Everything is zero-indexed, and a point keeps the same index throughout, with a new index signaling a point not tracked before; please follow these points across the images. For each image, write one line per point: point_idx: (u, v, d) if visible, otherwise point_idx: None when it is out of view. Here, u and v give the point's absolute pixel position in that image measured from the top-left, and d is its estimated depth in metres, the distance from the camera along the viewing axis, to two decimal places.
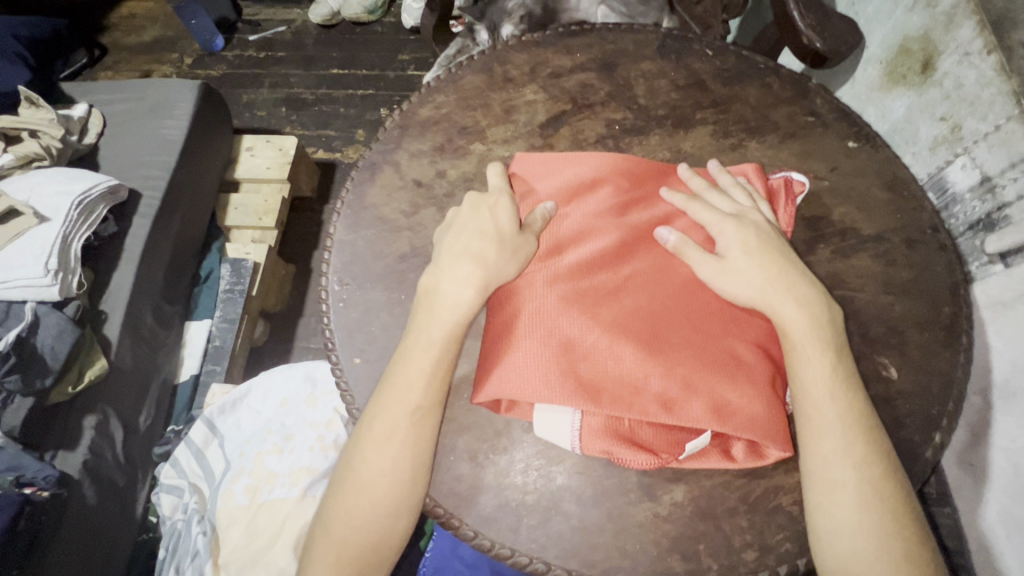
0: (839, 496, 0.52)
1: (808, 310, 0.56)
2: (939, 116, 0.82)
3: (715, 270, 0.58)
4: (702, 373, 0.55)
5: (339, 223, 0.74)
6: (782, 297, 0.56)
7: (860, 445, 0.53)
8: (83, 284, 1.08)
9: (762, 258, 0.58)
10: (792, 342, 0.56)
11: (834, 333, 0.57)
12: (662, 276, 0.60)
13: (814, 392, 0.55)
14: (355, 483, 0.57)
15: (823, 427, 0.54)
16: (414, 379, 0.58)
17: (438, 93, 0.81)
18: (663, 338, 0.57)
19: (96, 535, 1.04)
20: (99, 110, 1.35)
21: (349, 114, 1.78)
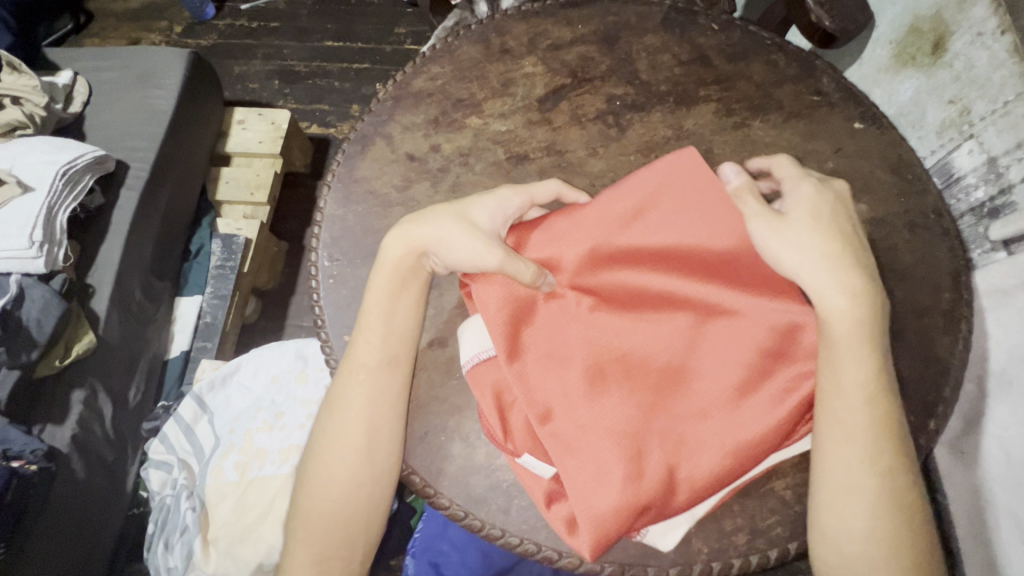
0: (855, 502, 0.50)
1: (857, 303, 0.52)
2: (948, 99, 0.80)
3: (771, 228, 0.54)
4: (600, 439, 0.52)
5: (329, 196, 0.72)
6: (825, 282, 0.52)
7: (885, 452, 0.50)
8: (70, 257, 1.05)
9: (822, 243, 0.53)
10: (831, 338, 0.52)
11: (877, 334, 0.52)
12: (669, 347, 0.55)
13: (849, 396, 0.51)
14: (342, 460, 0.57)
15: (851, 434, 0.50)
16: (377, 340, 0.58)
17: (434, 64, 0.78)
18: (602, 362, 0.55)
19: (84, 509, 1.04)
20: (84, 77, 1.30)
21: (343, 88, 1.73)
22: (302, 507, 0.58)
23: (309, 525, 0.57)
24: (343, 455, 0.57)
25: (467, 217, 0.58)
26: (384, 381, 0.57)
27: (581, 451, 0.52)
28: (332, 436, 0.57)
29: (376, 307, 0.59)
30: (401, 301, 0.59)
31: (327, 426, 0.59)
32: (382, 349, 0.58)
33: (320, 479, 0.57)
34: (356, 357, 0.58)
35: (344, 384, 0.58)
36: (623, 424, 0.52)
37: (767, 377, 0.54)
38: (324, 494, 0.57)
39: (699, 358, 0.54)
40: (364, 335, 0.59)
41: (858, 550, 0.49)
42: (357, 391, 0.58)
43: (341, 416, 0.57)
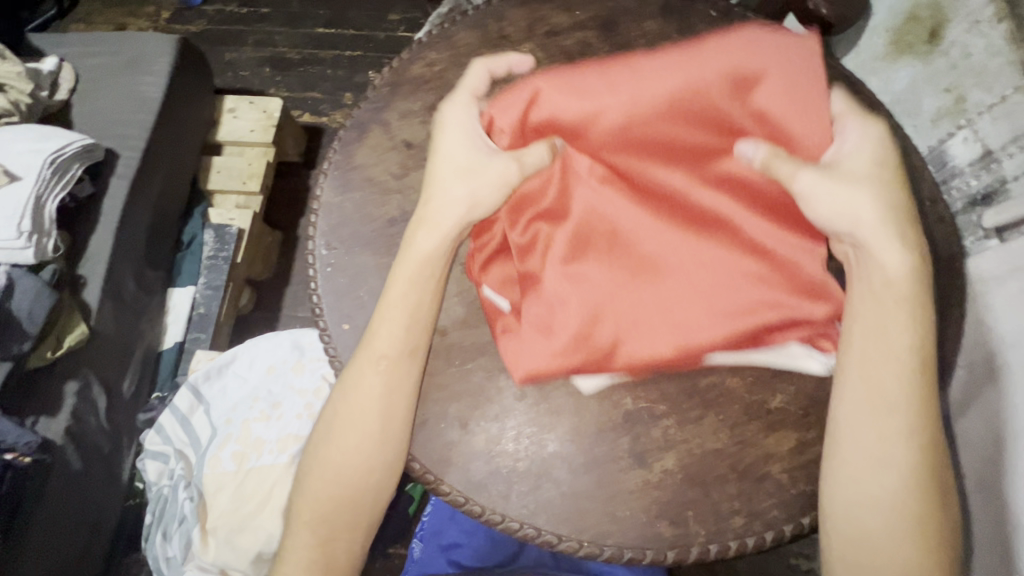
0: (882, 472, 0.50)
1: (910, 268, 0.54)
2: (944, 88, 0.80)
3: (811, 181, 0.55)
4: (572, 290, 0.58)
5: (326, 183, 0.71)
6: (878, 243, 0.54)
7: (920, 426, 0.51)
8: (60, 247, 1.04)
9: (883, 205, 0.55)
10: (889, 299, 0.53)
11: (923, 310, 0.53)
12: (659, 232, 0.59)
13: (894, 364, 0.52)
14: (358, 445, 0.56)
15: (885, 403, 0.51)
16: (391, 327, 0.58)
17: (431, 50, 0.77)
18: (590, 233, 0.60)
19: (80, 500, 1.03)
20: (71, 64, 1.27)
21: (336, 76, 1.71)
22: (310, 490, 0.57)
23: (317, 509, 0.57)
24: (357, 440, 0.56)
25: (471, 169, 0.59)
26: (406, 369, 0.58)
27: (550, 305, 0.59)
28: (346, 420, 0.57)
29: (391, 288, 0.59)
30: (426, 283, 0.59)
31: (339, 409, 0.58)
32: (401, 338, 0.58)
33: (331, 464, 0.57)
34: (383, 331, 0.58)
35: (362, 365, 0.58)
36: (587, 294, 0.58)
37: (743, 292, 0.58)
38: (336, 481, 0.57)
39: (678, 254, 0.59)
40: (390, 314, 0.58)
41: (872, 520, 0.50)
42: (382, 374, 0.57)
43: (358, 399, 0.57)
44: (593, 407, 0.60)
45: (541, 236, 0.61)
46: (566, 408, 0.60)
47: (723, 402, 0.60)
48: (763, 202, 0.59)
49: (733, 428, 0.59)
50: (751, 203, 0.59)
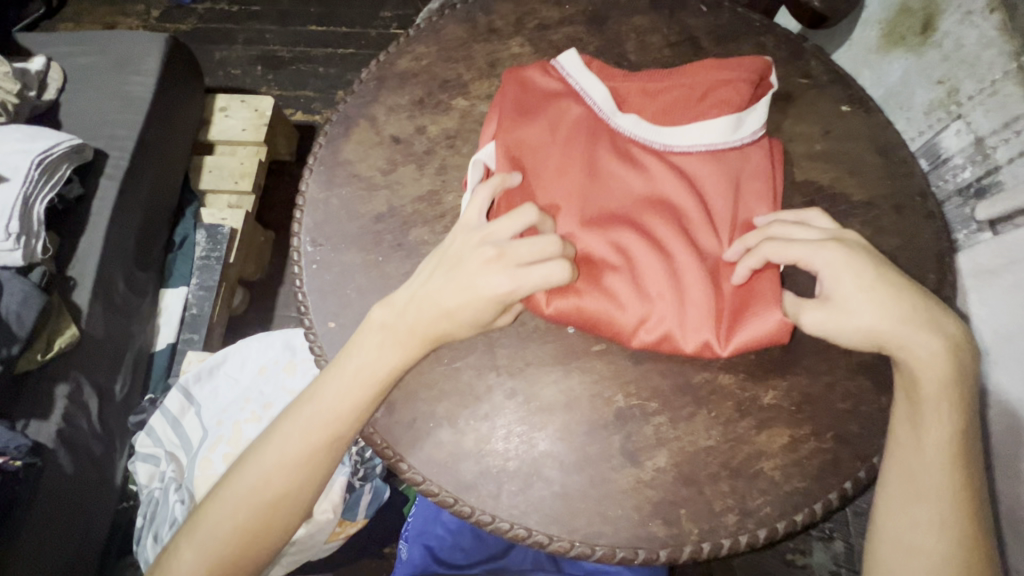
0: (926, 554, 0.51)
1: (945, 361, 0.52)
2: (936, 80, 0.79)
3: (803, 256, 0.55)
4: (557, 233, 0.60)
5: (312, 181, 0.70)
6: (881, 303, 0.52)
7: (958, 508, 0.51)
8: (49, 249, 1.03)
9: (900, 293, 0.53)
10: (924, 398, 0.53)
11: (956, 400, 0.53)
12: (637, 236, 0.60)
13: (929, 457, 0.52)
14: (306, 470, 0.56)
15: (925, 497, 0.52)
16: (363, 375, 0.56)
17: (418, 44, 0.76)
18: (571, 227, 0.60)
19: (73, 503, 1.02)
20: (59, 64, 1.25)
21: (328, 74, 1.69)
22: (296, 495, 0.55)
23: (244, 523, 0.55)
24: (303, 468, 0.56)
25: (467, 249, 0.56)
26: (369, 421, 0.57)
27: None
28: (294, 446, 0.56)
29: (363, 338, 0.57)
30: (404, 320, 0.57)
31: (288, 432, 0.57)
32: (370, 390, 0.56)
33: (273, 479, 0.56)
34: (347, 373, 0.56)
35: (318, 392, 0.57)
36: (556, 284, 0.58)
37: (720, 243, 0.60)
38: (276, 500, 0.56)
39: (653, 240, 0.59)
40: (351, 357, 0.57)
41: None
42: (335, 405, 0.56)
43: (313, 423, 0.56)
44: (584, 405, 0.59)
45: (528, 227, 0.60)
46: (557, 406, 0.59)
47: (715, 399, 0.59)
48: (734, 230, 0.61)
49: (725, 425, 0.58)
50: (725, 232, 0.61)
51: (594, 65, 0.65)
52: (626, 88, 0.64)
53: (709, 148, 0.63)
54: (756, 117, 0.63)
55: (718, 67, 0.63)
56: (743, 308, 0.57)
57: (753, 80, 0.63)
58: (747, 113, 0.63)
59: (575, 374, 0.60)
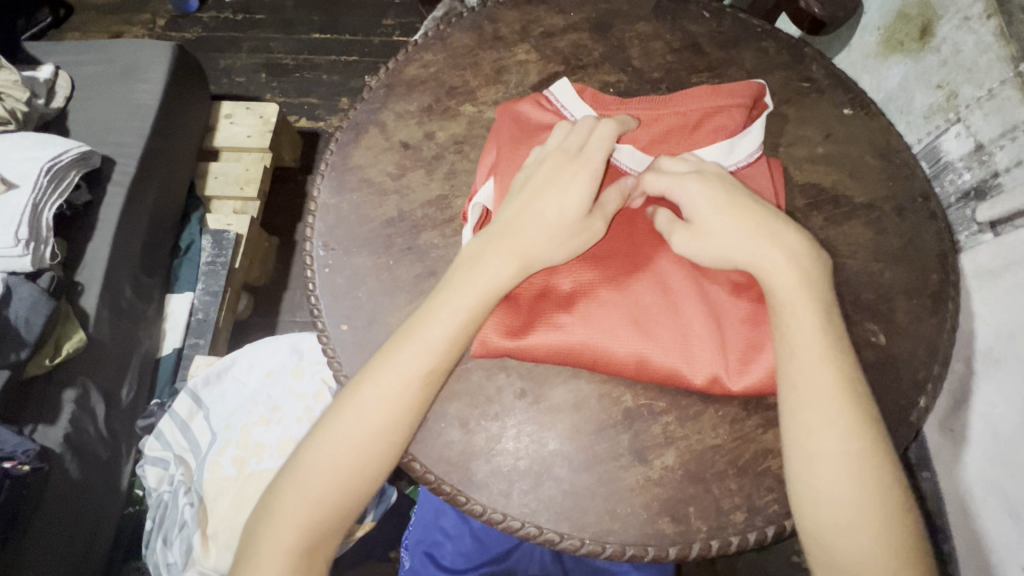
0: (829, 464, 0.51)
1: (802, 280, 0.55)
2: (935, 84, 0.81)
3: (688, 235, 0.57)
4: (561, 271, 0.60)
5: (323, 186, 0.72)
6: (764, 249, 0.55)
7: (858, 419, 0.51)
8: (57, 254, 1.04)
9: (747, 215, 0.56)
10: (784, 304, 0.54)
11: (813, 303, 0.54)
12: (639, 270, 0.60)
13: (806, 361, 0.53)
14: (356, 461, 0.55)
15: (820, 404, 0.52)
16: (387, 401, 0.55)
17: (426, 52, 0.77)
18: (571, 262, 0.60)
19: (81, 507, 1.03)
20: (67, 72, 1.27)
21: (332, 80, 1.71)
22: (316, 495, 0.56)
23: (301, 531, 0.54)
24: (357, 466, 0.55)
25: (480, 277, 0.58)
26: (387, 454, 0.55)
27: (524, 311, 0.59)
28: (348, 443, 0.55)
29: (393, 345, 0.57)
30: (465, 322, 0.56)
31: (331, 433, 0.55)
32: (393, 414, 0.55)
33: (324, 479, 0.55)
34: (378, 386, 0.55)
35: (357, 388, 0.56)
36: (562, 322, 0.58)
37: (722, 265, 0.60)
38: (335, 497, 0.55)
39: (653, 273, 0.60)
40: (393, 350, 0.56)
41: (835, 516, 0.50)
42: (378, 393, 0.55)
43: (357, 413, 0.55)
44: (593, 405, 0.60)
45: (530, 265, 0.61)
46: (566, 406, 0.60)
47: (722, 399, 0.60)
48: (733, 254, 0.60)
49: (732, 424, 0.59)
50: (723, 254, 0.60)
51: (588, 94, 0.66)
52: (623, 114, 0.65)
53: None
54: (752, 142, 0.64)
55: (711, 95, 0.64)
56: (750, 342, 0.57)
57: (747, 106, 0.64)
58: (743, 137, 0.64)
59: (584, 375, 0.61)
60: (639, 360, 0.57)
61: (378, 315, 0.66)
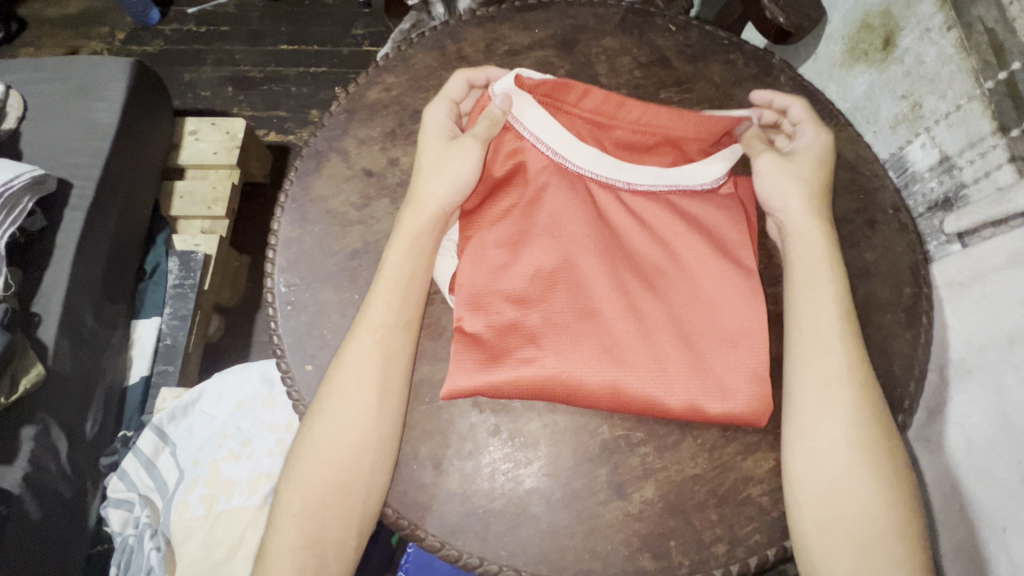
0: (832, 431, 0.52)
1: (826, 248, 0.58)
2: (900, 95, 0.81)
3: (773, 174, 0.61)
4: (535, 290, 0.58)
5: (283, 218, 0.69)
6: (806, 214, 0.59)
7: (865, 394, 0.53)
8: (10, 285, 0.98)
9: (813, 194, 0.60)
10: (799, 279, 0.58)
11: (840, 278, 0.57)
12: (612, 287, 0.58)
13: (826, 333, 0.55)
14: (323, 505, 0.53)
15: (820, 391, 0.53)
16: (349, 427, 0.54)
17: (388, 74, 0.75)
18: (545, 282, 0.58)
19: (41, 552, 0.97)
20: (18, 92, 1.20)
21: (301, 93, 1.67)
22: (281, 540, 0.53)
23: None
24: (322, 517, 0.53)
25: (414, 238, 0.59)
26: (361, 481, 0.53)
27: (489, 342, 0.57)
28: (303, 494, 0.53)
29: (350, 359, 0.56)
30: (384, 359, 0.56)
31: (309, 470, 0.54)
32: (353, 434, 0.54)
33: (294, 539, 0.52)
34: (342, 407, 0.54)
35: (315, 431, 0.55)
36: (534, 354, 0.56)
37: (696, 282, 0.59)
38: (312, 551, 0.52)
39: (628, 293, 0.58)
40: (349, 380, 0.55)
41: (832, 480, 0.51)
42: (340, 432, 0.54)
43: (314, 459, 0.54)
44: (569, 439, 0.58)
45: (500, 284, 0.58)
46: (542, 440, 0.58)
47: (700, 427, 0.59)
48: (712, 268, 0.59)
49: (710, 452, 0.58)
50: (703, 267, 0.59)
51: (548, 88, 0.61)
52: (570, 121, 0.62)
53: (670, 185, 0.62)
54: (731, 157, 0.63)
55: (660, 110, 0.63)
56: (721, 364, 0.56)
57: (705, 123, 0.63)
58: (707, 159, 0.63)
59: (559, 407, 0.59)
60: (614, 390, 0.55)
61: None
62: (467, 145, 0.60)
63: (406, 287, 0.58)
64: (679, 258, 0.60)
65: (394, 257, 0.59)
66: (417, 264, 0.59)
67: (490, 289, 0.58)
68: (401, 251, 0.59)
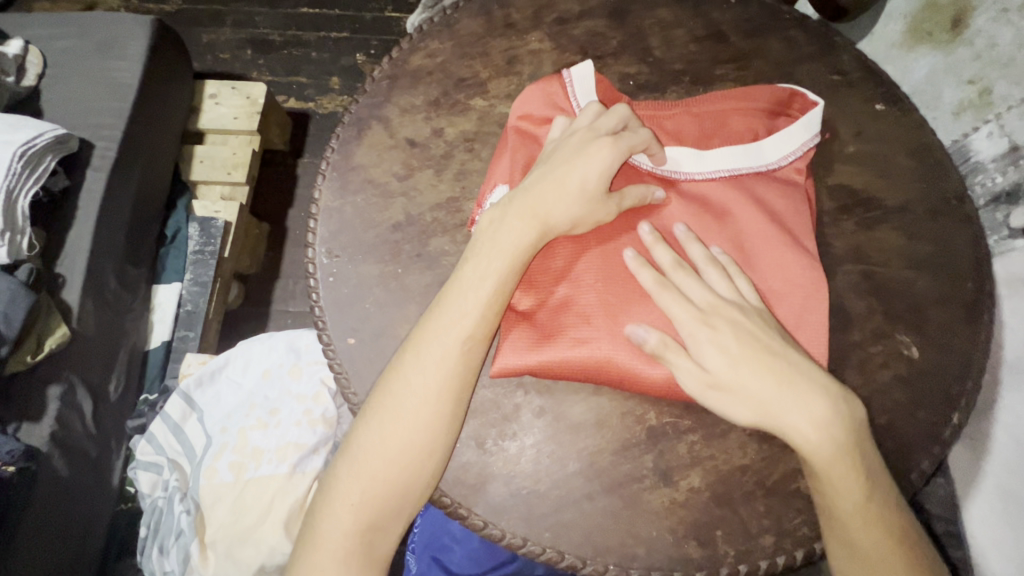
0: (855, 486, 0.50)
1: (824, 436, 0.49)
2: (967, 79, 0.77)
3: (698, 379, 0.52)
4: (589, 271, 0.56)
5: (324, 186, 0.67)
6: (796, 410, 0.50)
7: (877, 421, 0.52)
8: (35, 246, 0.97)
9: (767, 375, 0.50)
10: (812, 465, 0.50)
11: (847, 466, 0.49)
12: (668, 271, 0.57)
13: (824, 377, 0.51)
14: (383, 502, 0.52)
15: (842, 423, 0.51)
16: (415, 413, 0.52)
17: (432, 39, 0.72)
18: (597, 263, 0.56)
19: (69, 510, 0.99)
20: (37, 47, 1.17)
21: (323, 59, 1.63)
22: (331, 516, 0.53)
23: (344, 565, 0.52)
24: (373, 497, 0.52)
25: (499, 239, 0.55)
26: (419, 465, 0.52)
27: (541, 321, 0.56)
28: (355, 471, 0.53)
29: (424, 351, 0.53)
30: (464, 352, 0.53)
31: (362, 448, 0.53)
32: (425, 428, 0.52)
33: (347, 514, 0.52)
34: (402, 388, 0.53)
35: (373, 410, 0.54)
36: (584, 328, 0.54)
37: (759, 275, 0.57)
38: (365, 538, 0.53)
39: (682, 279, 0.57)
40: (415, 365, 0.53)
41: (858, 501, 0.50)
42: (405, 419, 0.52)
43: (378, 455, 0.53)
44: (615, 423, 0.57)
45: (553, 264, 0.57)
46: (588, 424, 0.57)
47: None
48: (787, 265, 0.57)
49: (760, 443, 0.57)
50: (771, 259, 0.57)
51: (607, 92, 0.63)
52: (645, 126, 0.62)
53: (730, 173, 0.61)
54: (797, 133, 0.61)
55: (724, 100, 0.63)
56: None
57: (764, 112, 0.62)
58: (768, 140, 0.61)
59: (605, 391, 0.58)
60: (666, 376, 0.54)
61: (386, 327, 0.62)
62: (592, 146, 0.56)
63: (497, 281, 0.54)
64: (743, 247, 0.58)
65: (488, 256, 0.55)
66: (508, 272, 0.54)
67: (544, 272, 0.57)
68: (486, 248, 0.55)
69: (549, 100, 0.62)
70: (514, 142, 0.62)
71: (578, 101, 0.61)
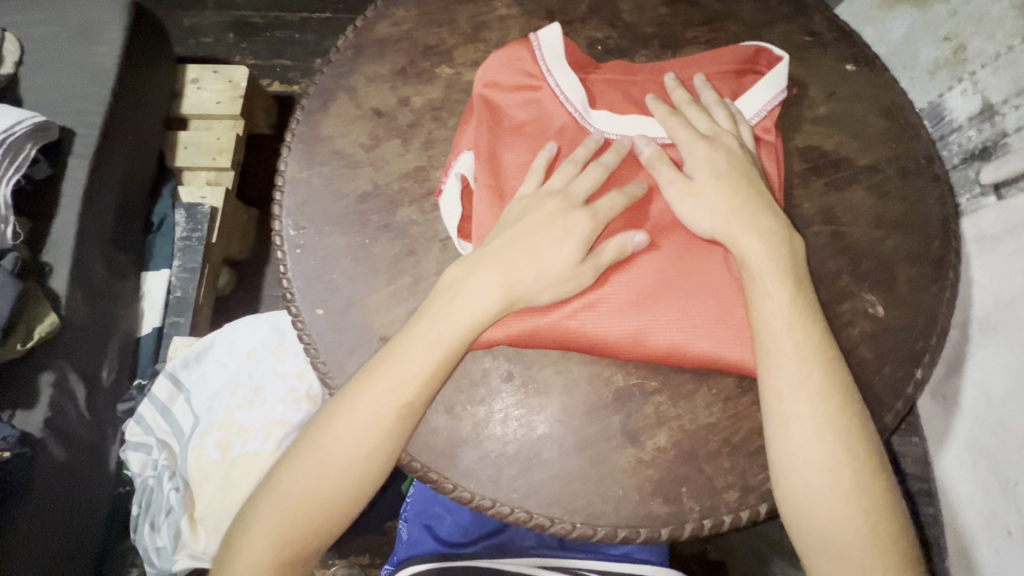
0: (795, 435, 0.51)
1: (772, 250, 0.54)
2: (942, 37, 0.76)
3: (682, 192, 0.56)
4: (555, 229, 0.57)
5: (290, 158, 0.66)
6: (752, 228, 0.55)
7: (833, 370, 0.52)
8: (18, 234, 0.96)
9: (731, 188, 0.56)
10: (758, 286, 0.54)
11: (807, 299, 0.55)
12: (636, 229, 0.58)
13: (772, 324, 0.53)
14: (348, 463, 0.53)
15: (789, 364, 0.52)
16: (386, 374, 0.53)
17: (397, 8, 0.71)
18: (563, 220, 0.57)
19: (66, 492, 1.00)
20: (13, 34, 1.12)
21: (306, 40, 1.61)
22: (296, 481, 0.53)
23: (310, 527, 0.53)
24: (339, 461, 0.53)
25: None
26: (389, 426, 0.53)
27: None
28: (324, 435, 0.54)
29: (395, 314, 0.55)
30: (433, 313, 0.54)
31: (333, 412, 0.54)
32: (395, 390, 0.53)
33: (313, 478, 0.53)
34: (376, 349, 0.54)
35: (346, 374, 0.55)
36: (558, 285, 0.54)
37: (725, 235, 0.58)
38: (327, 500, 0.53)
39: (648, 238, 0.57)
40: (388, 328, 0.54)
41: (803, 450, 0.50)
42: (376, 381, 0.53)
43: (346, 419, 0.53)
44: (581, 387, 0.58)
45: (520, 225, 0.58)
46: (556, 387, 0.58)
47: (716, 376, 0.58)
48: None
49: (725, 402, 0.57)
50: None
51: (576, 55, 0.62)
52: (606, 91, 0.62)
53: None
54: (764, 90, 0.61)
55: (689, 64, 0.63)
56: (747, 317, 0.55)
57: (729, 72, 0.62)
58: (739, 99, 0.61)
59: (573, 355, 0.59)
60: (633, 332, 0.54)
61: (355, 297, 0.62)
62: None
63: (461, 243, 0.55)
64: None
65: None
66: None
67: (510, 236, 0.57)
68: None
69: (517, 61, 0.61)
70: (481, 107, 0.60)
71: (546, 61, 0.60)
